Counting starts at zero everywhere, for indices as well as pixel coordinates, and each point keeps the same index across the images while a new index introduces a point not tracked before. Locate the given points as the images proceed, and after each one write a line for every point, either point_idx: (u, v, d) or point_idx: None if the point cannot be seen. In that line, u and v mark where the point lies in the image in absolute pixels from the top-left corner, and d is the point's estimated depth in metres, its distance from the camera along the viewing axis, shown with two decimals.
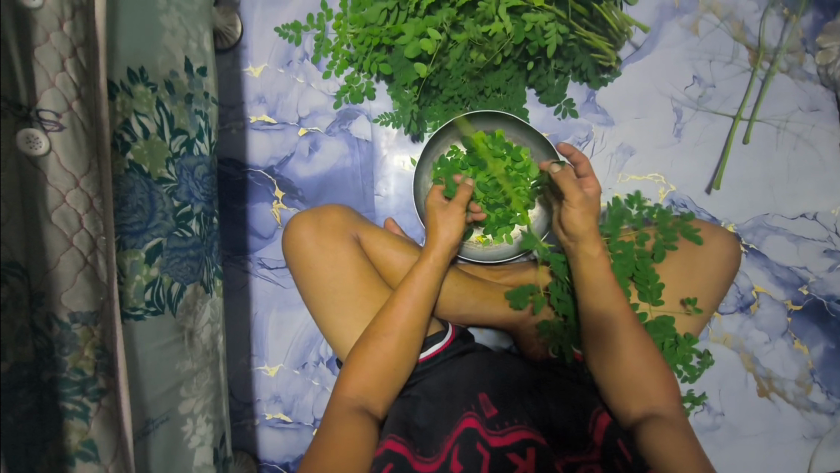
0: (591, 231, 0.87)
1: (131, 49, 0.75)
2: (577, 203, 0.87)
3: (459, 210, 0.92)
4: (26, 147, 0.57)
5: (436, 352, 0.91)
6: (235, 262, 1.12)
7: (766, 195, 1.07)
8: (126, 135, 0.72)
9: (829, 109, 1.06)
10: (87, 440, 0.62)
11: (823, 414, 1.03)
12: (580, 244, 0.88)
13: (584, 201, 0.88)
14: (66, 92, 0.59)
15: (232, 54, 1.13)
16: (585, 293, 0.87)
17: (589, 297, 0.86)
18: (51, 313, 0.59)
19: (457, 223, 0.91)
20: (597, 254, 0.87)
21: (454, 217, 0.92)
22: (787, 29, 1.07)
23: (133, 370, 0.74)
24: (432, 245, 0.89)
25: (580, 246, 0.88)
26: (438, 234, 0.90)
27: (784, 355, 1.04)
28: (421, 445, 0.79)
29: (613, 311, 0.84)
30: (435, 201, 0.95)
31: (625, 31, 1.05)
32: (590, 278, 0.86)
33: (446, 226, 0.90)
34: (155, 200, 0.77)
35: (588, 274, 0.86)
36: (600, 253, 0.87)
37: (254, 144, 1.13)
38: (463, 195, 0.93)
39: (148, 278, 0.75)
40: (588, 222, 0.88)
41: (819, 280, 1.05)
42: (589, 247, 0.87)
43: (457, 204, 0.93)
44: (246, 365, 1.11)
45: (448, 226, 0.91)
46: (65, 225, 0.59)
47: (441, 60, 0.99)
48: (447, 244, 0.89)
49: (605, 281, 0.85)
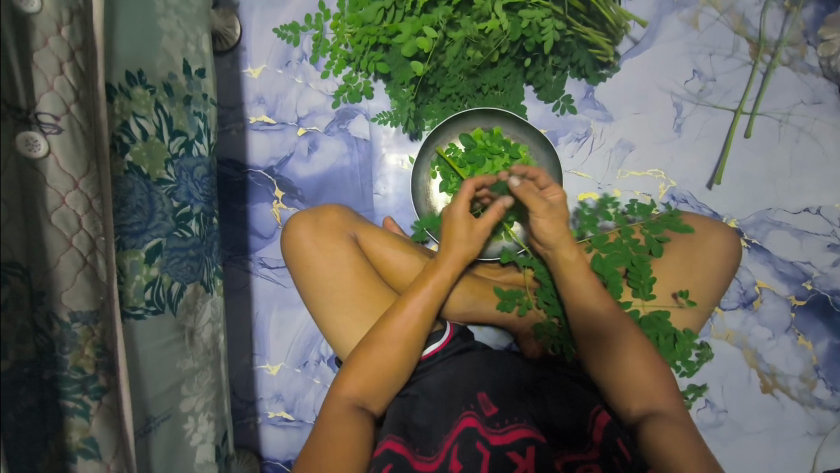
0: (563, 239, 0.88)
1: (129, 52, 0.76)
2: (542, 213, 0.88)
3: (483, 229, 0.92)
4: (25, 150, 0.57)
5: (435, 351, 0.91)
6: (236, 262, 1.12)
7: (769, 190, 1.06)
8: (125, 137, 0.73)
9: (832, 102, 1.05)
10: (88, 438, 0.63)
11: (828, 411, 1.02)
12: (556, 252, 0.89)
13: (550, 209, 0.89)
14: (64, 96, 0.60)
15: (232, 56, 1.14)
16: (571, 295, 0.87)
17: (576, 298, 0.86)
18: (52, 312, 0.60)
19: (476, 240, 0.92)
20: (574, 259, 0.88)
21: (478, 235, 0.92)
22: (788, 22, 1.06)
23: (134, 369, 0.75)
24: (449, 259, 0.89)
25: (556, 252, 0.89)
26: (456, 247, 0.89)
27: (788, 351, 1.03)
28: (419, 445, 0.79)
29: (603, 310, 0.84)
30: (457, 211, 0.91)
31: (622, 26, 1.04)
32: (575, 281, 0.87)
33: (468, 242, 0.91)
34: (155, 201, 0.78)
35: (569, 278, 0.87)
36: (578, 258, 0.88)
37: (253, 145, 1.13)
38: (494, 214, 0.93)
39: (148, 278, 0.76)
40: (558, 230, 0.89)
41: (823, 275, 1.04)
42: (564, 254, 0.88)
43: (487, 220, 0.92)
44: (248, 364, 1.11)
45: (467, 240, 0.91)
46: (64, 226, 0.60)
47: (438, 58, 0.98)
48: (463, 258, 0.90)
49: (590, 282, 0.86)
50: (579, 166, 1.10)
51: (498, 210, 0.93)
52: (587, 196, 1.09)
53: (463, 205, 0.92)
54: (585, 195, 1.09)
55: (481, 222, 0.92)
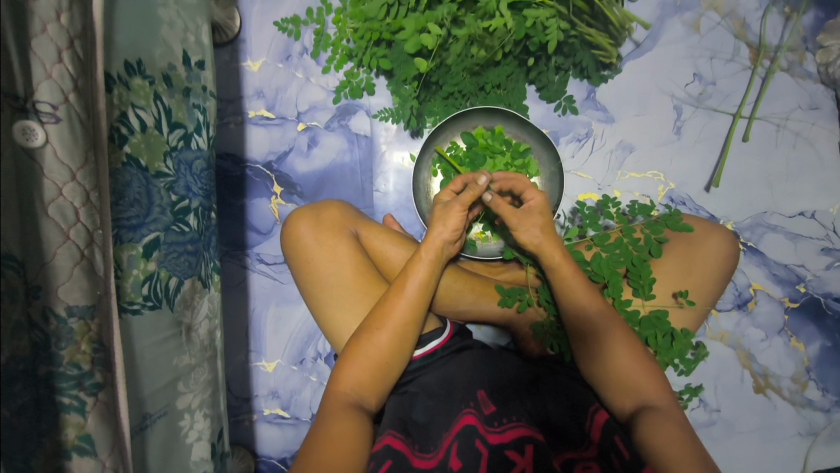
0: (541, 243, 0.87)
1: (128, 41, 0.74)
2: (517, 223, 0.89)
3: (459, 208, 0.89)
4: (22, 139, 0.56)
5: (434, 348, 0.91)
6: (233, 257, 1.11)
7: (765, 194, 1.07)
8: (123, 128, 0.72)
9: (828, 108, 1.06)
10: (84, 435, 0.61)
11: (819, 412, 1.04)
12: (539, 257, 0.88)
13: (523, 217, 0.89)
14: (63, 84, 0.58)
15: (231, 48, 1.12)
16: (564, 296, 0.86)
17: (568, 298, 0.85)
18: (47, 307, 0.58)
19: (454, 221, 0.89)
20: (558, 261, 0.86)
21: (453, 213, 0.89)
22: (788, 28, 1.07)
23: (131, 365, 0.73)
24: (431, 241, 0.88)
25: (540, 256, 0.88)
26: (434, 230, 0.89)
27: (780, 351, 1.05)
28: (419, 442, 0.79)
29: (593, 309, 0.84)
30: (441, 200, 0.93)
31: (625, 28, 1.06)
32: (568, 281, 0.85)
33: (441, 222, 0.89)
34: (153, 194, 0.76)
35: (563, 283, 0.86)
36: (561, 258, 0.86)
37: (252, 139, 1.12)
38: (468, 195, 0.88)
39: (145, 272, 0.75)
40: (532, 235, 0.88)
41: (816, 278, 1.05)
42: (548, 253, 0.86)
43: (458, 203, 0.89)
44: (244, 361, 1.10)
45: (444, 221, 0.89)
46: (61, 218, 0.59)
47: (442, 56, 0.99)
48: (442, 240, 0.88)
49: (580, 281, 0.85)
50: (579, 167, 1.10)
51: (473, 189, 0.88)
52: (586, 196, 1.10)
53: (450, 195, 0.95)
54: (585, 195, 1.10)
55: (459, 204, 0.89)
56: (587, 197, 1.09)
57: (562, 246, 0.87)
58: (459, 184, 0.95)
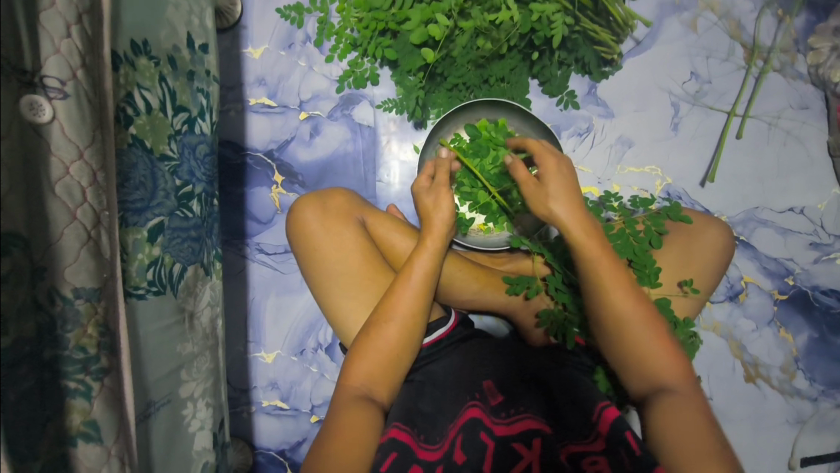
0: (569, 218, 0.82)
1: (135, 20, 0.72)
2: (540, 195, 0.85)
3: (444, 188, 0.94)
4: (29, 114, 0.54)
5: (440, 336, 0.93)
6: (233, 247, 1.09)
7: (757, 189, 1.11)
8: (129, 108, 0.70)
9: (818, 107, 1.11)
10: (89, 421, 0.59)
11: (806, 400, 1.08)
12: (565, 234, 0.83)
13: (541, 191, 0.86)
14: (71, 60, 0.56)
15: (232, 34, 1.11)
16: (586, 276, 0.81)
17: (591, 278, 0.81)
18: (54, 288, 0.56)
19: (445, 201, 0.92)
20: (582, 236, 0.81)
21: (443, 197, 0.93)
22: (781, 29, 1.11)
23: (135, 351, 0.71)
24: (434, 229, 0.90)
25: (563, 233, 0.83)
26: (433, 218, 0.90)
27: (770, 342, 1.08)
28: (424, 432, 0.77)
29: (617, 294, 0.80)
30: (420, 186, 0.96)
31: (628, 25, 1.07)
32: (593, 261, 0.80)
33: (438, 207, 0.91)
34: (157, 178, 0.75)
35: (585, 262, 0.81)
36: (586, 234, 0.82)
37: (253, 127, 1.10)
38: (441, 170, 0.96)
39: (150, 257, 0.73)
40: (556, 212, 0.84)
41: (804, 272, 1.10)
42: (572, 229, 0.82)
43: (441, 184, 0.94)
44: (243, 352, 1.08)
45: (440, 206, 0.92)
46: (68, 197, 0.57)
47: (448, 47, 0.99)
48: (443, 226, 0.90)
49: (605, 261, 0.80)
50: (580, 161, 1.12)
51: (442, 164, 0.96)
52: (587, 190, 1.11)
53: (426, 179, 0.97)
54: (586, 189, 1.12)
55: (442, 184, 0.95)
56: (590, 191, 1.10)
57: (585, 223, 0.83)
58: (430, 169, 0.99)
